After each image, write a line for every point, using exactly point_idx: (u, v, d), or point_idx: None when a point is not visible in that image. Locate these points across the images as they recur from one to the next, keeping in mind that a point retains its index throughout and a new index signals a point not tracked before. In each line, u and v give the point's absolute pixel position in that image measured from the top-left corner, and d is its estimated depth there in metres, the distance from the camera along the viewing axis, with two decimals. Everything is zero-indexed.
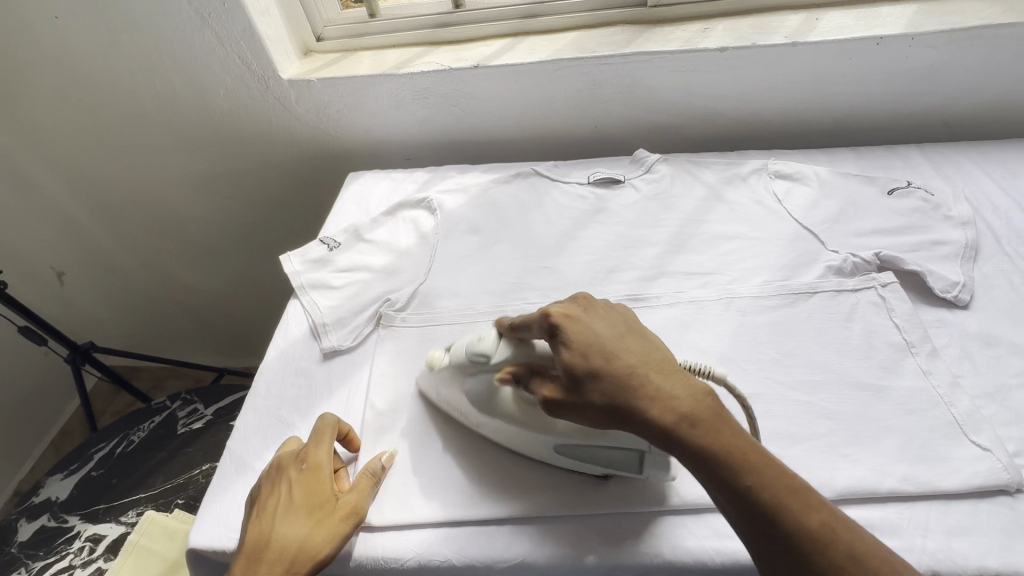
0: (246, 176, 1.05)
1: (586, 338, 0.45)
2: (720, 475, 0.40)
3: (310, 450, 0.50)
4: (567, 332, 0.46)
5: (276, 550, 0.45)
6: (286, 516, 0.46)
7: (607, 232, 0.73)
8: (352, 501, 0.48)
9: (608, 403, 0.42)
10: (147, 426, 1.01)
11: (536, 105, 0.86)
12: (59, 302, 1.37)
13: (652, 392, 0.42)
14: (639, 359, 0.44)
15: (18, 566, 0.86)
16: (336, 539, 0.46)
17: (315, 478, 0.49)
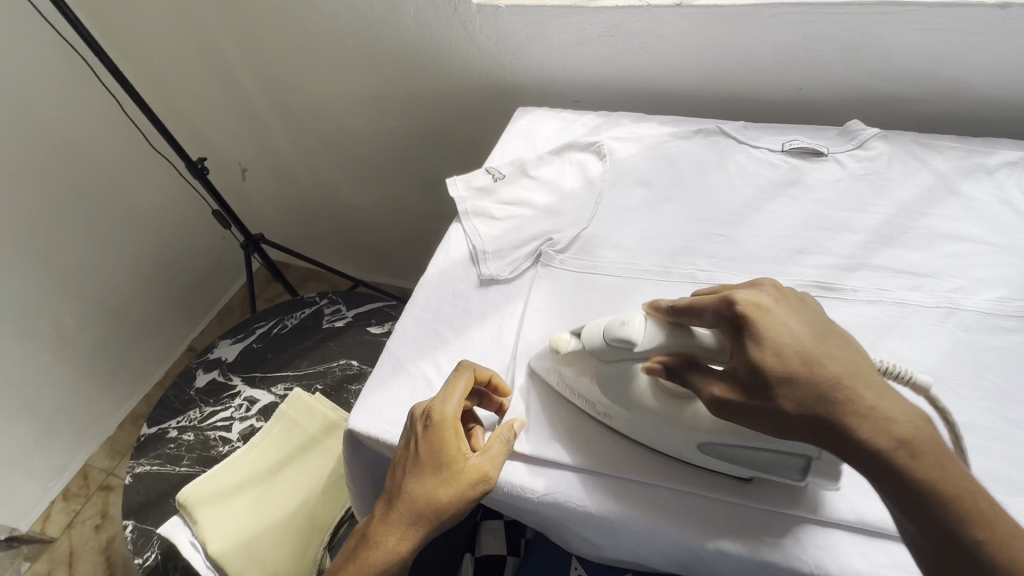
0: (415, 98, 1.08)
1: (780, 337, 0.40)
2: (940, 513, 0.35)
3: (436, 407, 0.48)
4: (757, 326, 0.40)
5: (407, 501, 0.48)
6: (415, 470, 0.48)
7: (799, 209, 0.64)
8: (479, 469, 0.48)
9: (802, 414, 0.38)
10: (299, 315, 1.12)
11: (736, 55, 0.76)
12: (237, 194, 1.58)
13: (862, 410, 0.37)
14: (843, 370, 0.39)
15: (194, 406, 1.02)
16: (462, 501, 0.48)
17: (440, 440, 0.47)
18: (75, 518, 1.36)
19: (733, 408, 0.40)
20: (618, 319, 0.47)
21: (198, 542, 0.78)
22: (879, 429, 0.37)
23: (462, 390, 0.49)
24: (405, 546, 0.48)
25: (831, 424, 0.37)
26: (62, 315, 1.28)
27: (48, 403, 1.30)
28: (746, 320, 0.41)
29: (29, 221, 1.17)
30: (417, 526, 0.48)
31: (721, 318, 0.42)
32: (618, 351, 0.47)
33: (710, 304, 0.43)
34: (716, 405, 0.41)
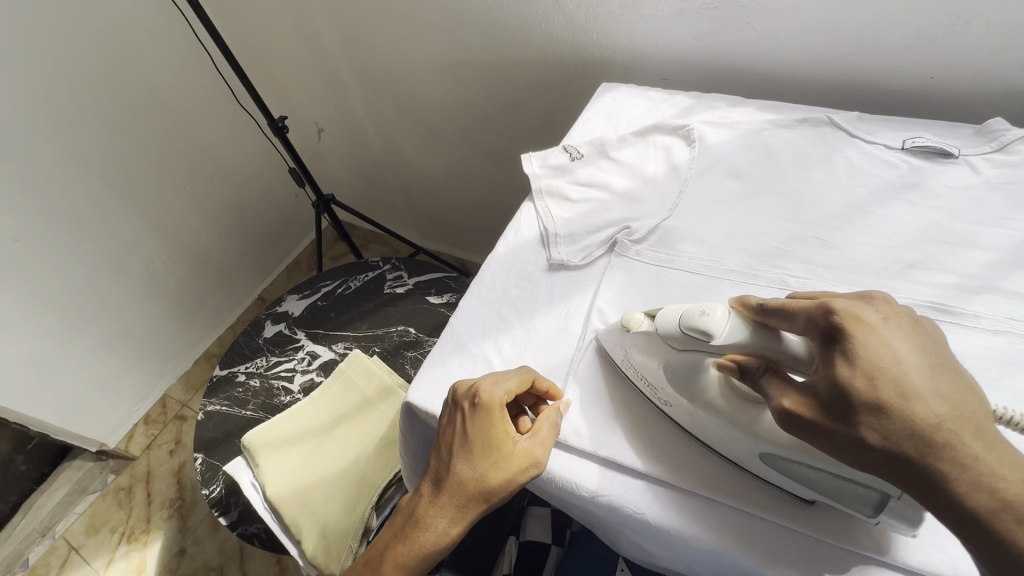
0: (494, 67, 1.04)
1: (876, 355, 0.35)
2: None
3: (484, 389, 0.47)
4: (854, 339, 0.36)
5: (456, 483, 0.47)
6: (464, 452, 0.47)
7: (916, 216, 0.57)
8: (529, 452, 0.47)
9: (886, 445, 0.34)
10: (362, 277, 1.15)
11: (858, 35, 0.67)
12: (311, 153, 1.62)
13: (962, 455, 0.32)
14: (946, 409, 0.33)
15: (261, 354, 1.08)
16: (511, 486, 0.47)
17: (490, 422, 0.47)
18: (153, 441, 1.50)
19: (804, 426, 0.36)
20: (699, 308, 0.44)
21: (258, 484, 0.83)
22: (990, 485, 0.32)
23: (512, 375, 0.48)
24: (452, 530, 0.47)
25: (921, 462, 0.33)
26: (152, 257, 1.38)
27: (136, 336, 1.42)
28: (841, 335, 0.36)
29: (128, 166, 1.26)
30: (464, 511, 0.47)
31: (813, 325, 0.38)
32: (692, 342, 0.44)
33: (808, 309, 0.39)
34: (785, 418, 0.37)
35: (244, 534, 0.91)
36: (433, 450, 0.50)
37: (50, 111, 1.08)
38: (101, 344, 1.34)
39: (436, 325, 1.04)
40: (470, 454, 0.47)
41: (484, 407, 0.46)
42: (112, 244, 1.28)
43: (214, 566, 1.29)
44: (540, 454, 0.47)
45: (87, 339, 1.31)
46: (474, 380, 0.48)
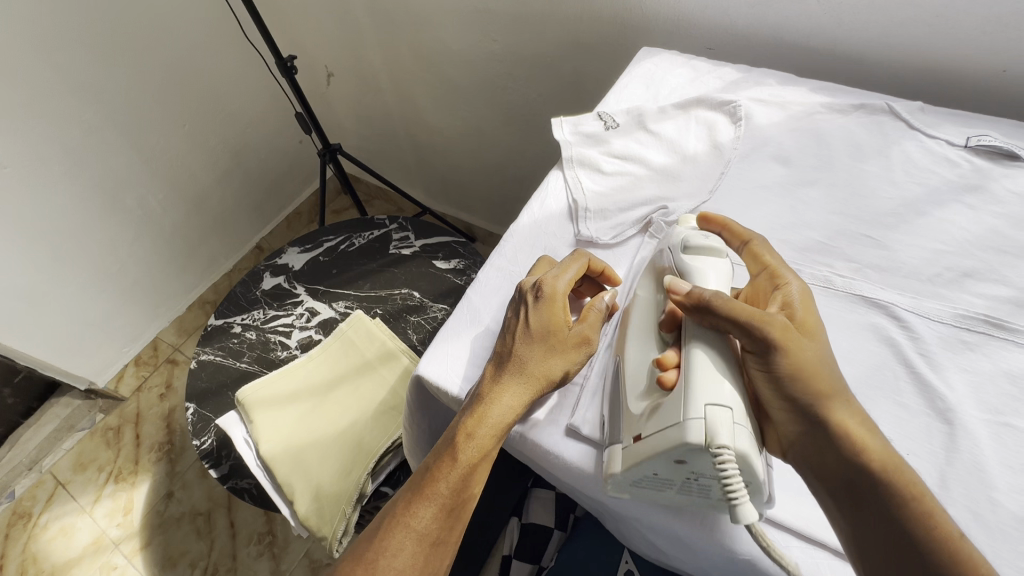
0: (524, 20, 0.97)
1: (786, 289, 0.45)
2: (824, 441, 0.39)
3: (547, 282, 0.49)
4: (772, 271, 0.46)
5: (518, 364, 0.46)
6: (524, 333, 0.47)
7: (975, 221, 0.53)
8: (583, 333, 0.48)
9: (757, 338, 0.41)
10: (366, 235, 1.10)
11: (931, 17, 0.62)
12: (319, 98, 1.55)
13: (802, 357, 0.40)
14: (811, 321, 0.43)
15: (258, 307, 1.04)
16: (570, 364, 0.47)
17: (551, 309, 0.47)
18: (143, 383, 1.47)
19: (705, 307, 0.42)
20: (701, 235, 0.48)
21: (251, 440, 0.81)
22: (807, 375, 0.40)
23: (577, 270, 0.50)
24: (522, 400, 0.45)
25: (770, 354, 0.41)
26: (148, 195, 1.32)
27: (128, 276, 1.38)
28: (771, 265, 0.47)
29: (125, 95, 1.18)
30: (530, 383, 0.46)
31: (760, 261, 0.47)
32: (677, 255, 0.48)
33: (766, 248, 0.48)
34: (698, 305, 0.42)
35: (234, 488, 0.90)
36: (494, 345, 0.50)
37: (44, 29, 1.01)
38: (91, 280, 1.29)
39: (441, 290, 1.00)
40: (530, 332, 0.47)
41: (547, 298, 0.48)
42: (105, 179, 1.22)
43: (202, 511, 1.28)
44: (593, 337, 0.49)
45: (79, 275, 1.26)
46: (536, 277, 0.50)
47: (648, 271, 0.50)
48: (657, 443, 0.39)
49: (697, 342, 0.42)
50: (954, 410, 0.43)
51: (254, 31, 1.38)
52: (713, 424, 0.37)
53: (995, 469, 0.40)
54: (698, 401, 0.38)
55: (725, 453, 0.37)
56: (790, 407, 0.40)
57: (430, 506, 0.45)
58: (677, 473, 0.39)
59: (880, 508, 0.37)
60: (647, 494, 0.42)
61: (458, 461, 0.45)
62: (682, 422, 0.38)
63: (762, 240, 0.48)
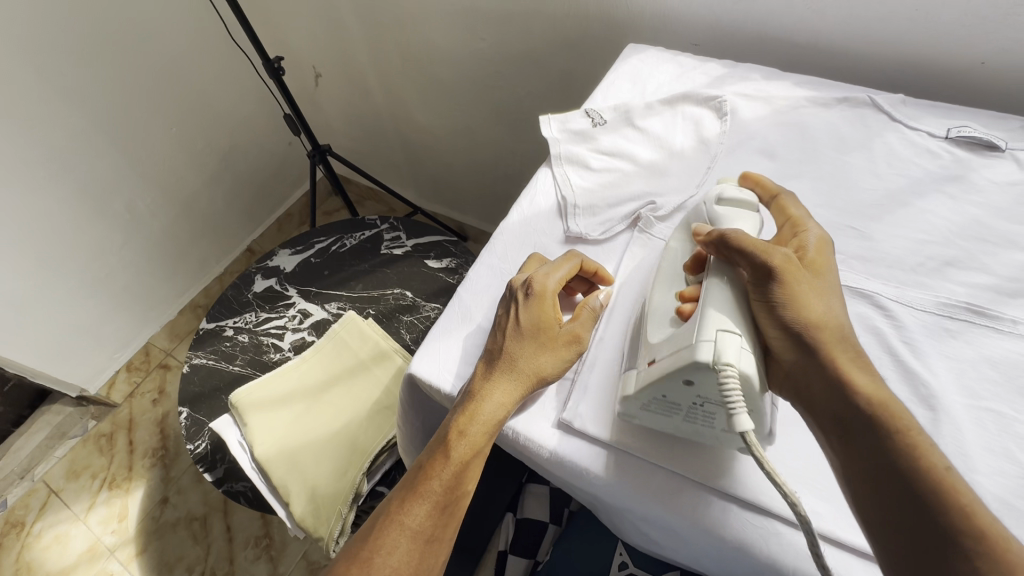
0: (512, 18, 0.97)
1: (803, 239, 0.45)
2: (817, 371, 0.39)
3: (537, 279, 0.49)
4: (794, 223, 0.47)
5: (509, 362, 0.47)
6: (514, 331, 0.48)
7: (956, 211, 0.54)
8: (574, 330, 0.49)
9: (760, 273, 0.42)
10: (358, 236, 1.10)
11: (912, 10, 0.63)
12: (308, 99, 1.55)
13: (801, 292, 0.41)
14: (819, 265, 0.43)
15: (250, 309, 1.04)
16: (560, 361, 0.48)
17: (541, 306, 0.48)
18: (135, 389, 1.46)
19: (721, 240, 0.44)
20: (739, 191, 0.50)
21: (245, 442, 0.80)
22: (805, 308, 0.40)
23: (569, 269, 0.51)
24: (513, 397, 0.46)
25: (770, 288, 0.41)
26: (135, 200, 1.31)
27: (118, 281, 1.37)
28: (791, 218, 0.48)
29: (111, 99, 1.17)
30: (520, 380, 0.46)
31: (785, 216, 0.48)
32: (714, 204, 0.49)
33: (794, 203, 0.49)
34: (714, 239, 0.45)
35: (229, 491, 0.90)
36: (486, 340, 0.50)
37: (28, 34, 1.00)
38: (80, 286, 1.28)
39: (433, 290, 1.00)
40: (520, 328, 0.48)
41: (537, 296, 0.48)
42: (93, 184, 1.21)
43: (198, 515, 1.28)
44: (583, 335, 0.49)
45: (67, 281, 1.25)
46: (526, 274, 0.50)
47: (684, 221, 0.52)
48: (667, 363, 0.41)
49: (715, 275, 0.44)
50: (937, 396, 0.44)
51: (239, 32, 1.37)
52: (722, 345, 0.39)
53: (975, 451, 0.41)
54: (711, 326, 0.40)
55: (728, 371, 0.38)
56: (789, 338, 0.40)
57: (423, 504, 0.45)
58: (684, 395, 0.41)
59: (869, 436, 0.36)
60: (656, 421, 0.44)
61: (450, 459, 0.45)
62: (693, 343, 0.39)
63: (793, 195, 0.49)
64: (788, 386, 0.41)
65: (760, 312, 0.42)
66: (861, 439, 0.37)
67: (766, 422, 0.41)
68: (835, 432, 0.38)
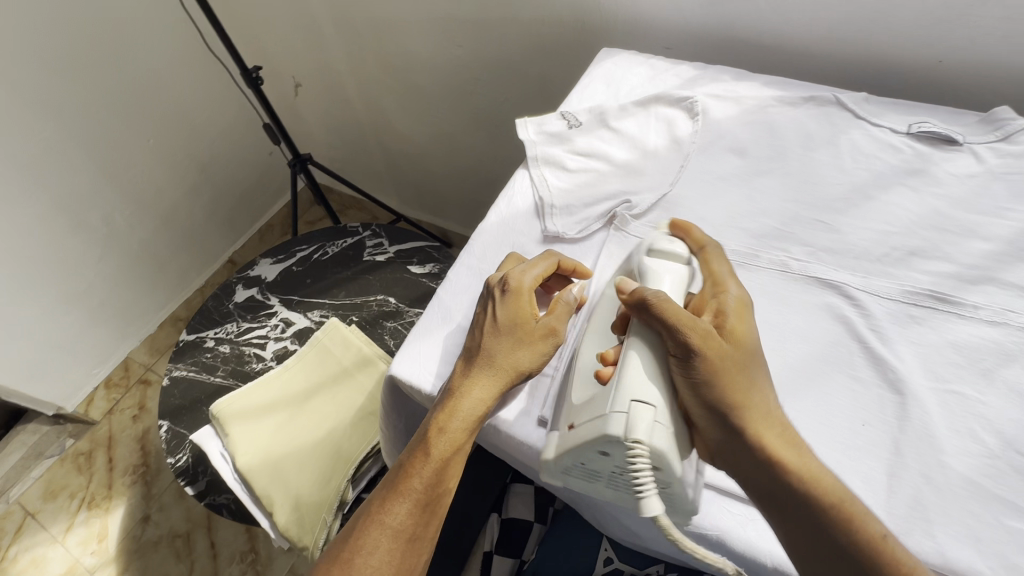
0: (488, 26, 0.99)
1: (721, 296, 0.46)
2: (745, 449, 0.41)
3: (513, 276, 0.49)
4: (714, 278, 0.47)
5: (486, 357, 0.47)
6: (491, 327, 0.48)
7: (919, 203, 0.56)
8: (550, 325, 0.49)
9: (681, 345, 0.42)
10: (340, 243, 1.09)
11: (871, 12, 0.65)
12: (288, 109, 1.54)
13: (721, 364, 0.41)
14: (739, 327, 0.44)
15: (231, 320, 1.03)
16: (536, 356, 0.48)
17: (518, 302, 0.48)
18: (115, 405, 1.43)
19: (642, 306, 0.44)
20: (668, 239, 0.50)
21: (227, 453, 0.79)
22: (727, 382, 0.41)
23: (546, 266, 0.51)
24: (491, 393, 0.46)
25: (693, 360, 0.42)
26: (113, 212, 1.29)
27: (95, 296, 1.34)
28: (711, 274, 0.48)
29: (86, 111, 1.16)
30: (498, 375, 0.47)
31: (705, 268, 0.49)
32: (644, 258, 0.49)
33: (712, 253, 0.49)
34: (637, 303, 0.45)
35: (212, 505, 0.88)
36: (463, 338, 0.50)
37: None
38: (56, 302, 1.26)
39: (416, 295, 1.00)
40: (496, 326, 0.48)
41: (514, 292, 0.49)
42: (68, 197, 1.19)
43: (181, 532, 1.25)
44: (560, 329, 0.50)
45: (43, 296, 1.23)
46: (504, 272, 0.51)
47: (616, 273, 0.52)
48: (582, 433, 0.41)
49: (635, 340, 0.44)
50: (904, 380, 0.45)
51: (217, 43, 1.37)
52: (632, 420, 0.39)
53: (941, 432, 0.42)
54: (623, 398, 0.40)
55: (638, 446, 0.39)
56: (714, 415, 0.41)
57: (404, 503, 0.45)
58: (603, 465, 0.41)
59: (802, 513, 0.39)
60: (579, 485, 0.45)
61: (430, 456, 0.45)
62: (606, 415, 0.40)
63: (713, 245, 0.50)
64: (720, 459, 0.42)
65: (686, 384, 0.42)
66: (796, 515, 0.39)
67: (690, 492, 0.41)
68: (772, 509, 0.40)
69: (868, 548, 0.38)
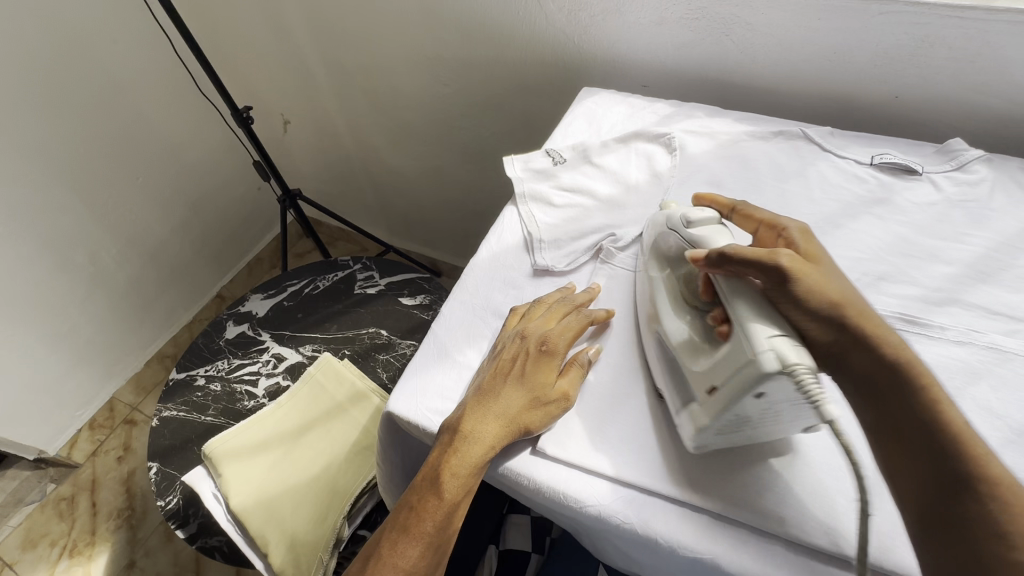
0: (473, 66, 1.03)
1: (785, 232, 0.49)
2: (852, 349, 0.41)
3: (552, 336, 0.52)
4: (771, 221, 0.51)
5: (504, 407, 0.48)
6: (517, 380, 0.50)
7: (885, 230, 0.59)
8: (565, 388, 0.50)
9: (774, 273, 0.43)
10: (331, 277, 1.11)
11: (830, 54, 0.70)
12: (277, 146, 1.57)
13: (813, 276, 0.43)
14: (811, 251, 0.47)
15: (222, 357, 1.02)
16: (549, 417, 0.49)
17: (547, 364, 0.51)
18: (99, 447, 1.40)
19: (721, 257, 0.45)
20: (696, 210, 0.52)
21: (221, 495, 0.78)
22: (823, 289, 0.42)
23: (579, 328, 0.53)
24: (502, 443, 0.47)
25: (790, 279, 0.43)
26: (100, 249, 1.29)
27: (81, 335, 1.33)
28: (766, 222, 0.51)
29: (75, 153, 1.17)
30: (510, 427, 0.48)
31: (755, 216, 0.52)
32: (681, 232, 0.52)
33: (754, 209, 0.53)
34: (718, 257, 0.45)
35: (204, 547, 0.87)
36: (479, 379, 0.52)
37: None
38: (41, 343, 1.24)
39: (409, 327, 1.01)
40: (522, 377, 0.50)
41: (549, 351, 0.51)
42: (55, 237, 1.19)
43: None
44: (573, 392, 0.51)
45: (27, 337, 1.21)
46: (542, 328, 0.52)
47: (660, 250, 0.55)
48: (732, 386, 0.41)
49: (730, 293, 0.44)
50: None
51: (206, 84, 1.40)
52: (779, 351, 0.39)
53: None
54: (759, 335, 0.40)
55: (799, 370, 0.38)
56: (819, 322, 0.42)
57: (416, 545, 0.46)
58: (757, 408, 0.41)
59: (908, 402, 0.39)
60: (725, 437, 0.45)
61: (443, 499, 0.46)
62: (754, 357, 0.39)
63: (744, 203, 0.54)
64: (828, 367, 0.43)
65: (785, 304, 0.43)
66: (899, 406, 0.39)
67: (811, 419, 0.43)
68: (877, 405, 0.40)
69: (962, 428, 0.37)
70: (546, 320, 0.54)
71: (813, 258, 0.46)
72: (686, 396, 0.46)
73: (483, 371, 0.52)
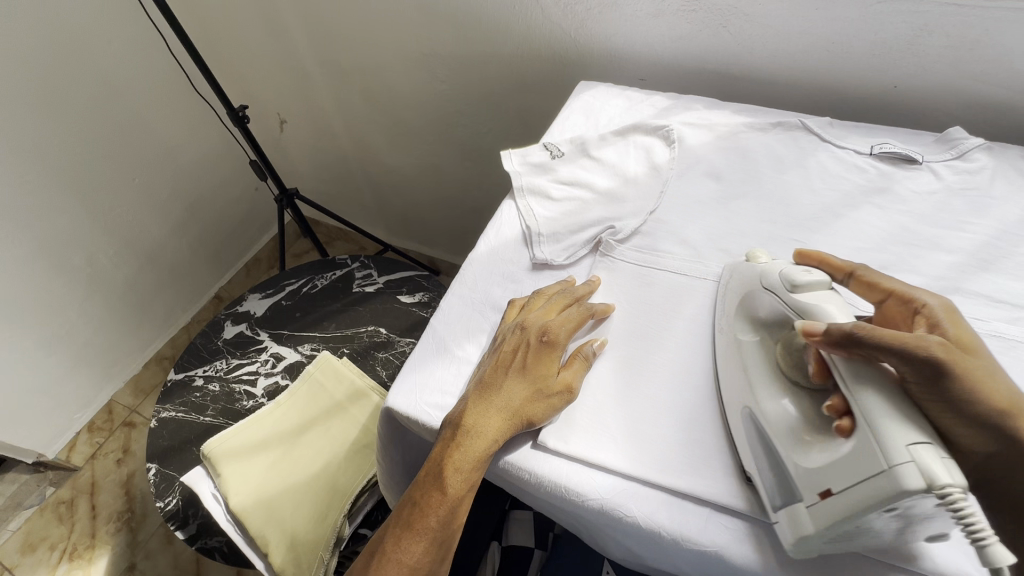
0: (470, 63, 1.03)
1: (921, 310, 0.43)
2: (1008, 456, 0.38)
3: (552, 327, 0.51)
4: (901, 294, 0.45)
5: (504, 399, 0.48)
6: (517, 372, 0.49)
7: (886, 220, 0.59)
8: (568, 380, 0.50)
9: (925, 366, 0.37)
10: (329, 276, 1.10)
11: (828, 44, 0.69)
12: (274, 146, 1.56)
13: (973, 374, 0.37)
14: (960, 337, 0.41)
15: (220, 357, 1.02)
16: (552, 408, 0.48)
17: (549, 355, 0.50)
18: (98, 450, 1.40)
19: (848, 337, 0.38)
20: (802, 268, 0.46)
21: (220, 495, 0.78)
22: (989, 395, 0.37)
23: (580, 318, 0.53)
24: (503, 435, 0.47)
25: (950, 378, 0.37)
26: (97, 251, 1.28)
27: (79, 338, 1.32)
28: (894, 292, 0.45)
29: (71, 154, 1.17)
30: (512, 419, 0.47)
31: (879, 286, 0.46)
32: (782, 291, 0.45)
33: (876, 275, 0.47)
34: (845, 335, 0.38)
35: (204, 548, 0.86)
36: (479, 372, 0.51)
37: None
38: (38, 346, 1.24)
39: (408, 325, 1.01)
40: (523, 369, 0.49)
41: (549, 341, 0.50)
42: (52, 240, 1.19)
43: None
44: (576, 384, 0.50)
45: (24, 340, 1.20)
46: (542, 320, 0.52)
47: (754, 310, 0.49)
48: (857, 495, 0.35)
49: (855, 380, 0.38)
50: None
51: (202, 84, 1.39)
52: (923, 464, 0.33)
53: None
54: (898, 442, 0.34)
55: (950, 491, 0.32)
56: (984, 430, 0.37)
57: (419, 541, 0.45)
58: (882, 520, 0.36)
59: None
60: (835, 544, 0.39)
61: (446, 495, 0.46)
62: (890, 469, 0.34)
63: (864, 268, 0.48)
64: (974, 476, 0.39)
65: (938, 404, 0.37)
66: None
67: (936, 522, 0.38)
68: None
69: None
70: (546, 310, 0.53)
71: (963, 348, 0.40)
72: (788, 493, 0.40)
73: (484, 363, 0.52)
